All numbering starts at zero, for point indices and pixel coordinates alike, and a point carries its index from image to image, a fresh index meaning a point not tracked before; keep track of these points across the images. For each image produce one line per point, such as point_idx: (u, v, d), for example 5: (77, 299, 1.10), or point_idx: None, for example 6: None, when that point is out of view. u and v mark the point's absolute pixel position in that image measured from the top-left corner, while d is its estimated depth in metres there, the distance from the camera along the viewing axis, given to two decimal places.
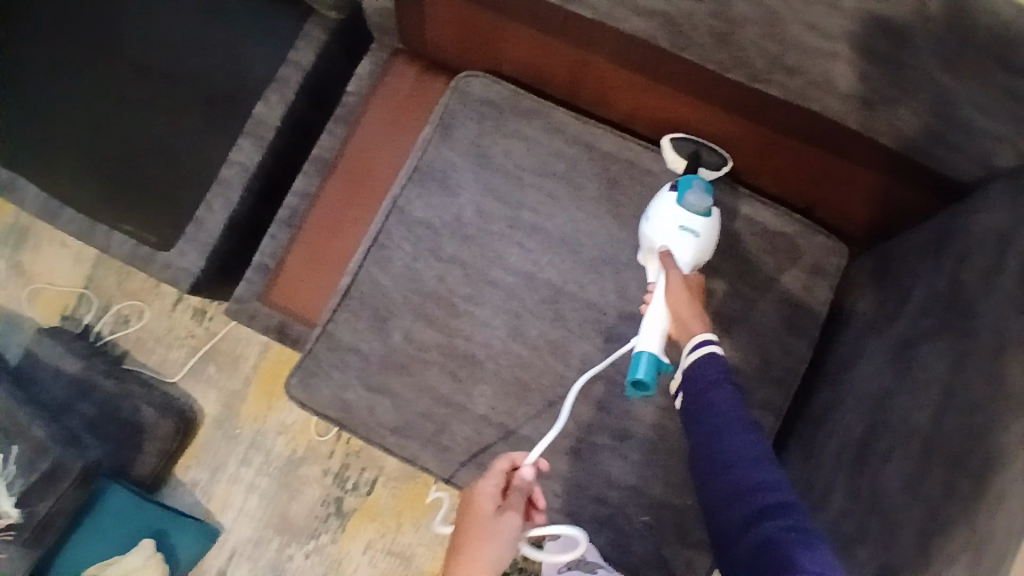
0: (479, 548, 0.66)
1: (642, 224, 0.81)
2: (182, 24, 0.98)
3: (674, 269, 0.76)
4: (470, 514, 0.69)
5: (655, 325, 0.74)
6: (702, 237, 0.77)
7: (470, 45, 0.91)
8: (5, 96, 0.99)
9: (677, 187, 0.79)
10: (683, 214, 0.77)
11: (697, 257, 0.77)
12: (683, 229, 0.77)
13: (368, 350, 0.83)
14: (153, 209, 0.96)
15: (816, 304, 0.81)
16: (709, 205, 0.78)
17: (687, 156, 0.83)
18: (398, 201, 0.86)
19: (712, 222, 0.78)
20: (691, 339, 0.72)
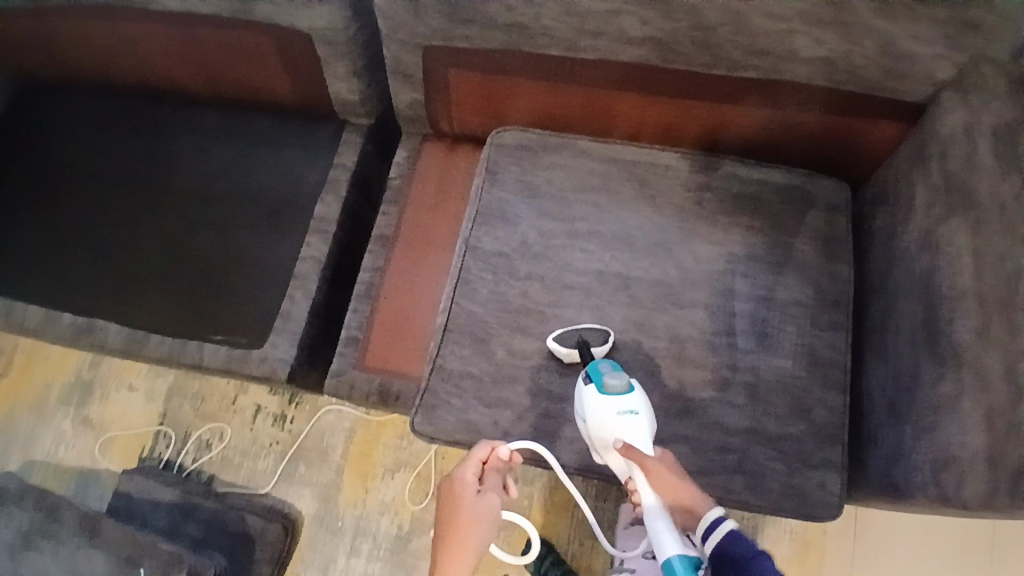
0: (468, 532, 0.79)
1: (585, 426, 0.83)
2: (236, 160, 1.17)
3: (648, 458, 0.79)
4: (456, 501, 0.81)
5: (663, 525, 0.77)
6: (641, 414, 0.81)
7: (492, 111, 1.09)
8: (90, 254, 1.13)
9: (592, 379, 0.84)
10: (615, 401, 0.81)
11: (649, 432, 0.81)
12: (625, 417, 0.81)
13: (478, 371, 0.91)
14: (240, 315, 1.07)
15: (841, 233, 0.95)
16: (628, 380, 0.83)
17: (575, 345, 0.90)
18: (469, 241, 0.98)
19: (640, 395, 0.83)
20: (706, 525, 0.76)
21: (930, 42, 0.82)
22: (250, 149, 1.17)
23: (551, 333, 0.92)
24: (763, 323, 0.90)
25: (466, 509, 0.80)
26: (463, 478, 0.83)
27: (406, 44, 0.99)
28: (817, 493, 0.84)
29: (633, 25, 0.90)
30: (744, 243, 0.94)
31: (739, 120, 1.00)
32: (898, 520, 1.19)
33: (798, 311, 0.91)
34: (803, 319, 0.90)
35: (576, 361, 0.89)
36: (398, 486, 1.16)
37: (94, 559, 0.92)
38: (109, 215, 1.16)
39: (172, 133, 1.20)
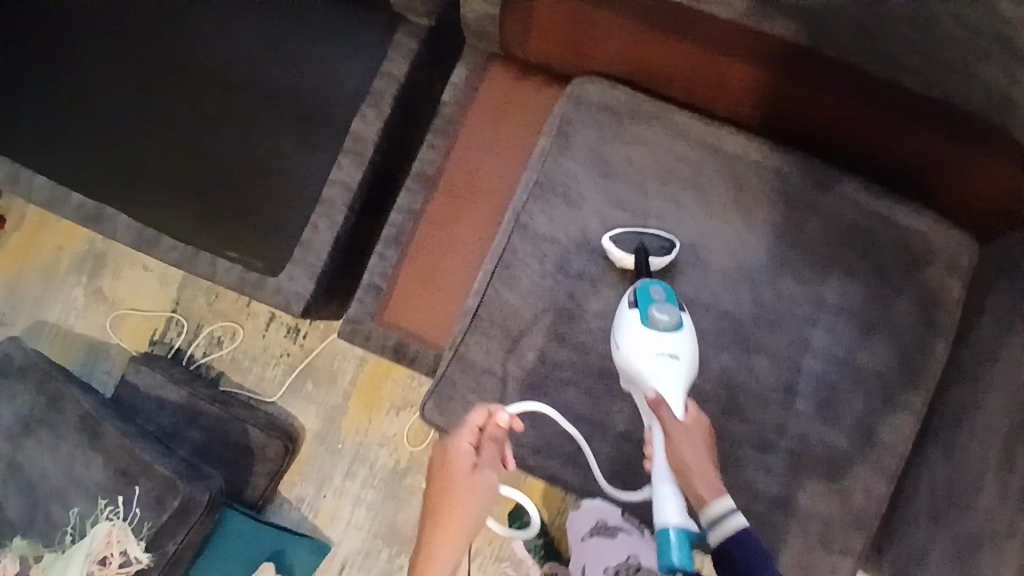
0: (460, 510, 0.70)
1: (619, 359, 0.76)
2: (268, 42, 1.00)
3: (671, 420, 0.70)
4: (450, 475, 0.71)
5: (671, 493, 0.68)
6: (682, 358, 0.74)
7: (577, 50, 0.88)
8: (95, 130, 1.00)
9: (638, 306, 0.76)
10: (658, 340, 0.74)
11: (686, 378, 0.74)
12: (664, 360, 0.73)
13: (502, 371, 0.83)
14: (257, 235, 0.97)
15: (951, 300, 0.81)
16: (676, 316, 0.75)
17: (634, 251, 0.81)
18: (520, 217, 0.85)
19: (686, 335, 0.75)
20: (709, 515, 0.66)
21: None
22: (285, 37, 1.00)
23: (609, 231, 0.82)
24: (830, 388, 0.80)
25: (462, 486, 0.70)
26: (457, 448, 0.71)
27: None
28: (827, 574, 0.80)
29: None
30: (837, 290, 0.81)
31: (877, 135, 0.79)
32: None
33: (872, 382, 0.80)
34: (874, 394, 0.80)
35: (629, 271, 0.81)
36: (404, 424, 1.14)
37: (92, 465, 0.93)
38: (120, 88, 1.01)
39: None
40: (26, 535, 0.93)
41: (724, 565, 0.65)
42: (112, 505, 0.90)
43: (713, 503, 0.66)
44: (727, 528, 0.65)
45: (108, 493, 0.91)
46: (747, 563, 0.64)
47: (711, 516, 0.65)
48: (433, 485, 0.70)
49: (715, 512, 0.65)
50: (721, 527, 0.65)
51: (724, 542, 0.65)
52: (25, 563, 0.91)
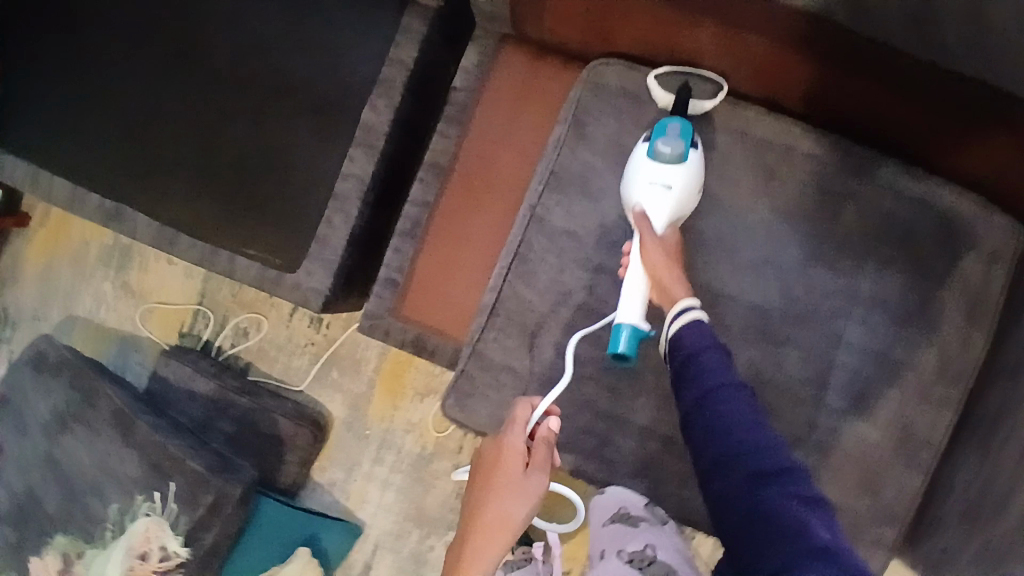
0: (505, 508, 0.74)
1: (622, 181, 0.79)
2: (275, 29, 0.97)
3: (650, 234, 0.75)
4: (498, 475, 0.75)
5: (633, 295, 0.76)
6: (676, 188, 0.75)
7: (594, 32, 0.84)
8: (109, 126, 1.00)
9: (649, 137, 0.77)
10: (656, 167, 0.75)
11: (676, 207, 0.76)
12: (656, 186, 0.75)
13: (522, 367, 0.82)
14: (274, 231, 0.96)
15: (994, 291, 0.75)
16: (682, 150, 0.75)
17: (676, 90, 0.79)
18: (536, 209, 0.82)
19: (687, 168, 0.75)
20: (675, 309, 0.74)
21: None
22: (292, 23, 0.97)
23: (653, 70, 0.80)
24: (863, 382, 0.77)
25: (511, 482, 0.75)
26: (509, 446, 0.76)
27: None
28: None
29: None
30: (872, 279, 0.76)
31: (916, 117, 0.73)
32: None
33: (908, 376, 0.76)
34: (911, 387, 0.76)
35: (668, 110, 0.79)
36: (428, 411, 1.15)
37: (127, 460, 0.96)
38: (132, 84, 1.00)
39: None
40: (67, 531, 0.97)
41: (678, 351, 0.74)
42: (149, 501, 0.93)
43: (679, 300, 0.74)
44: (685, 323, 0.73)
45: (144, 488, 0.94)
46: (694, 351, 0.72)
47: (675, 308, 0.74)
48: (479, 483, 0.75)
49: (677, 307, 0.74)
50: (680, 317, 0.73)
51: (680, 333, 0.73)
52: (68, 557, 0.97)
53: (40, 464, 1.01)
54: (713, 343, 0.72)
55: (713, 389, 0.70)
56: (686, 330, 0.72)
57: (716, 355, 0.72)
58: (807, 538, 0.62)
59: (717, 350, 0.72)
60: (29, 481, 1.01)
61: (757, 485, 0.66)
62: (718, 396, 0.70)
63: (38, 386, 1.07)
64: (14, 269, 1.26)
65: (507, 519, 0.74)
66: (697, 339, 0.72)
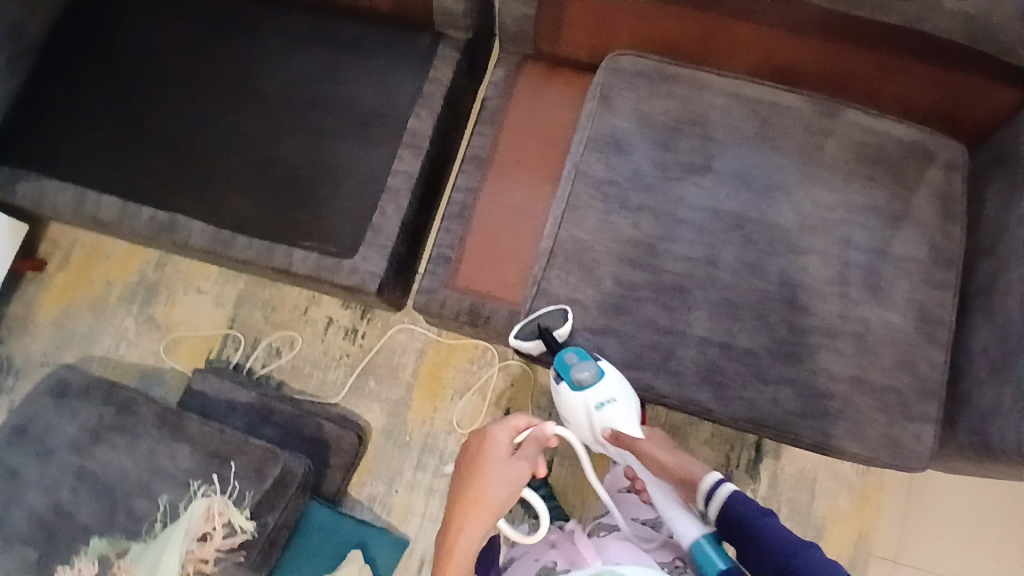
0: (485, 486, 0.80)
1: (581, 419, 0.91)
2: (321, 63, 1.13)
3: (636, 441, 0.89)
4: (484, 458, 0.82)
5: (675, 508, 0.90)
6: (618, 399, 0.86)
7: (602, 38, 1.04)
8: (167, 150, 1.10)
9: (563, 378, 0.88)
10: (591, 397, 0.87)
11: (628, 409, 0.87)
12: (605, 406, 0.87)
13: (585, 299, 0.90)
14: (329, 225, 1.05)
15: (958, 193, 0.94)
16: (595, 367, 0.87)
17: (538, 335, 0.89)
18: (578, 166, 0.96)
19: (609, 377, 0.87)
20: (704, 495, 0.87)
21: None
22: (336, 57, 1.13)
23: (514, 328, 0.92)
24: (877, 275, 0.90)
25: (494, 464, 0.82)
26: (498, 437, 0.84)
27: None
28: (912, 442, 0.86)
29: None
30: (863, 193, 0.93)
31: (866, 67, 0.95)
32: (967, 481, 1.17)
33: (912, 265, 0.91)
34: (917, 275, 0.90)
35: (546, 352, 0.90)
36: (467, 409, 1.16)
37: (178, 454, 0.93)
38: (190, 116, 1.11)
39: (254, 30, 1.15)
40: (104, 535, 0.90)
41: (729, 523, 0.85)
42: (207, 484, 0.90)
43: (703, 482, 0.88)
44: (720, 497, 0.86)
45: (201, 474, 0.91)
46: (750, 514, 0.84)
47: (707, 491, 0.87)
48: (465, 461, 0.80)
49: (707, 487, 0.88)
50: (715, 497, 0.86)
51: (724, 506, 0.85)
52: (106, 561, 0.87)
53: (70, 480, 0.94)
54: (763, 508, 0.84)
55: (786, 545, 0.80)
56: (729, 501, 0.85)
57: (770, 518, 0.83)
58: None
59: (769, 512, 0.84)
60: (55, 496, 0.94)
61: None
62: (794, 552, 0.80)
63: (63, 410, 0.99)
64: (26, 318, 1.24)
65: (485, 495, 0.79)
66: (742, 508, 0.85)
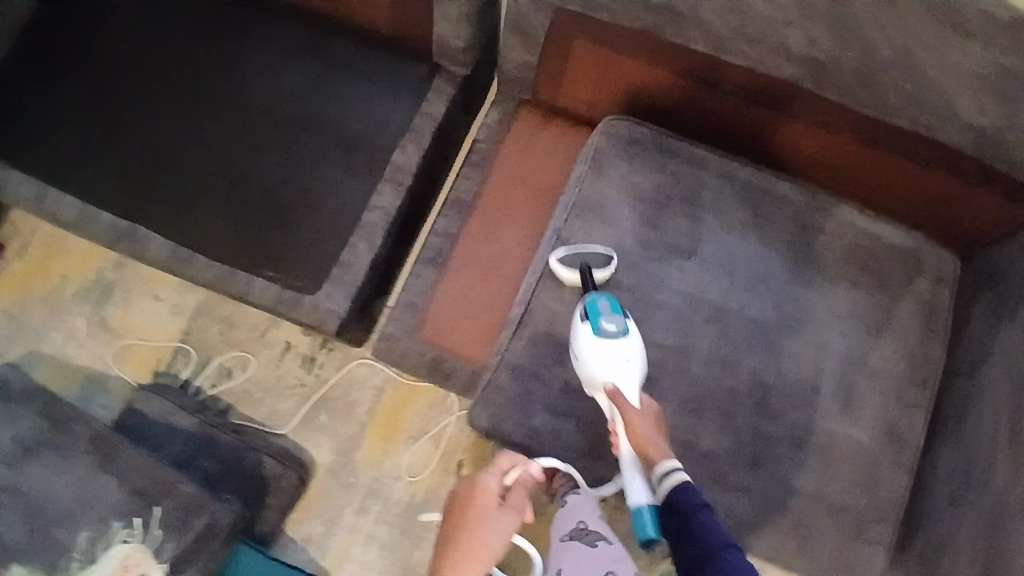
0: (478, 538, 0.79)
1: (578, 364, 0.83)
2: (308, 78, 1.05)
3: (627, 404, 0.79)
4: (474, 510, 0.81)
5: (634, 475, 0.78)
6: (631, 359, 0.81)
7: (604, 95, 1.00)
8: (132, 151, 1.02)
9: (589, 317, 0.83)
10: (607, 343, 0.81)
11: (637, 376, 0.82)
12: (616, 358, 0.81)
13: (549, 376, 0.86)
14: (294, 256, 0.98)
15: (943, 309, 0.91)
16: (623, 324, 0.83)
17: (578, 268, 0.88)
18: (561, 233, 0.92)
19: (632, 338, 0.83)
20: (658, 475, 0.75)
21: None
22: (325, 74, 1.05)
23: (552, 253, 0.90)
24: (850, 385, 0.87)
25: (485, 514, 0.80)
26: (486, 486, 0.82)
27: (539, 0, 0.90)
28: (864, 565, 0.83)
29: (798, 40, 0.83)
30: (847, 297, 0.90)
31: (871, 165, 0.91)
32: None
33: (887, 381, 0.88)
34: (890, 391, 0.87)
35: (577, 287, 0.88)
36: (419, 454, 1.12)
37: (105, 486, 0.88)
38: (162, 117, 1.04)
39: (244, 35, 1.08)
40: (24, 564, 0.83)
41: (671, 510, 0.73)
42: (128, 528, 0.85)
43: (661, 463, 0.75)
44: (673, 482, 0.74)
45: (123, 515, 0.86)
46: (688, 506, 0.72)
47: (661, 470, 0.75)
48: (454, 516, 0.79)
49: (663, 469, 0.75)
50: (667, 480, 0.74)
51: (672, 491, 0.73)
52: None
53: None
54: (705, 502, 0.73)
55: (710, 543, 0.69)
56: (676, 489, 0.73)
57: (710, 512, 0.72)
58: None
59: (708, 507, 0.73)
60: None
61: None
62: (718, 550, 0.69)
63: None
64: None
65: (478, 549, 0.78)
66: (689, 501, 0.72)
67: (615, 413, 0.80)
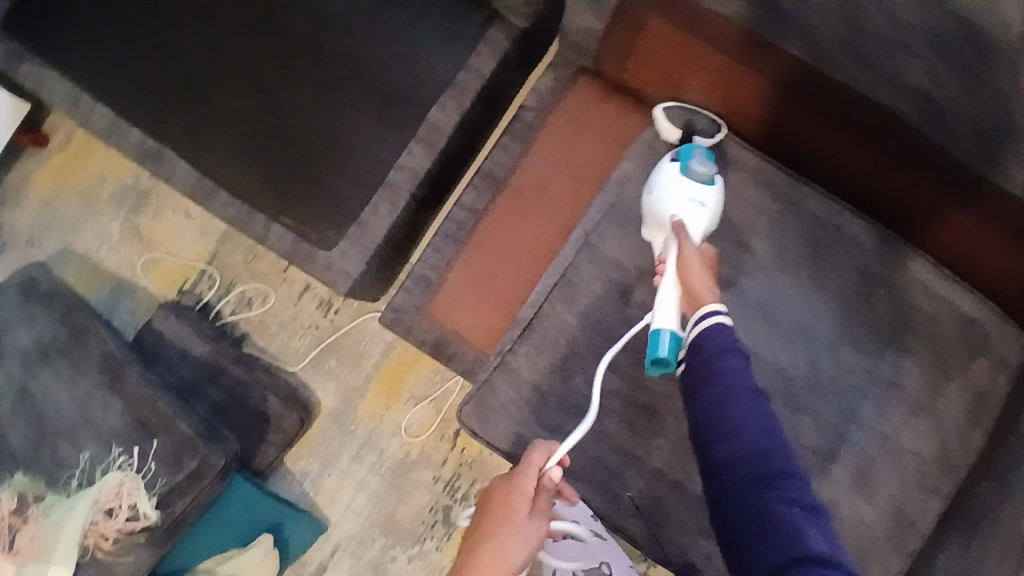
0: (504, 548, 0.73)
1: (647, 198, 0.81)
2: (356, 13, 0.96)
3: (687, 240, 0.76)
4: (503, 515, 0.74)
5: (670, 301, 0.74)
6: (708, 205, 0.79)
7: (671, 81, 0.87)
8: (165, 66, 0.97)
9: (679, 158, 0.81)
10: (689, 183, 0.79)
11: (707, 225, 0.79)
12: (693, 203, 0.79)
13: (548, 390, 0.82)
14: (313, 207, 0.94)
15: (998, 396, 0.81)
16: (713, 172, 0.80)
17: (680, 126, 0.86)
18: (590, 237, 0.85)
19: (716, 190, 0.80)
20: (700, 311, 0.70)
21: None
22: (376, 11, 0.96)
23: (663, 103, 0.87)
24: (870, 460, 0.80)
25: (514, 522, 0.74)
26: (517, 490, 0.75)
27: None
28: None
29: (915, 72, 0.69)
30: (893, 364, 0.81)
31: (959, 227, 0.78)
32: None
33: (912, 464, 0.80)
34: (913, 475, 0.80)
35: (673, 141, 0.86)
36: (419, 417, 1.13)
37: (110, 408, 0.91)
38: (198, 32, 0.97)
39: None
40: (29, 471, 0.90)
41: (698, 351, 0.69)
42: (125, 456, 0.88)
43: (706, 303, 0.70)
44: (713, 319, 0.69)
45: (123, 441, 0.89)
46: (715, 351, 0.68)
47: (699, 309, 0.70)
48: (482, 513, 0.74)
49: (703, 308, 0.70)
50: (707, 315, 0.69)
51: (704, 331, 0.69)
52: (23, 500, 0.88)
53: (11, 395, 0.93)
54: (733, 346, 0.67)
55: (727, 388, 0.66)
56: (714, 327, 0.68)
57: (735, 356, 0.67)
58: (772, 490, 0.62)
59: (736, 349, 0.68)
60: None
61: (759, 496, 0.62)
62: (731, 398, 0.65)
63: (24, 314, 0.97)
64: (18, 189, 1.19)
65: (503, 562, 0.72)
66: (720, 342, 0.68)
67: (672, 249, 0.77)
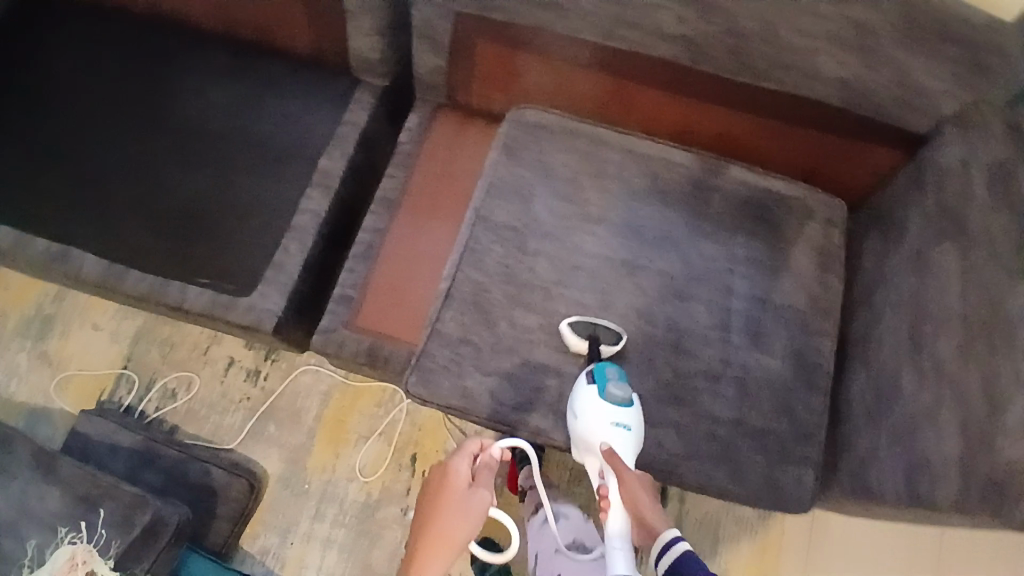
0: (447, 521, 0.83)
1: (573, 425, 0.83)
2: (238, 100, 1.12)
3: (625, 467, 0.80)
4: (447, 492, 0.86)
5: (622, 545, 0.78)
6: (632, 427, 0.82)
7: (509, 88, 1.08)
8: (67, 179, 1.06)
9: (596, 381, 0.84)
10: (612, 410, 0.82)
11: (635, 443, 0.83)
12: (619, 427, 0.82)
13: (478, 340, 0.91)
14: (230, 261, 1.03)
15: (835, 246, 0.99)
16: (629, 390, 0.84)
17: (587, 337, 0.90)
18: (480, 212, 0.97)
19: (634, 408, 0.83)
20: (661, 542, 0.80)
21: (939, 75, 0.86)
22: (256, 94, 1.12)
23: (565, 318, 0.92)
24: (756, 322, 0.94)
25: (458, 497, 0.85)
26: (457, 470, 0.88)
27: (439, 6, 0.97)
28: (792, 486, 0.88)
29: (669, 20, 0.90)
30: (745, 245, 0.98)
31: (751, 130, 1.02)
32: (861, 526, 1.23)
33: (790, 315, 0.95)
34: (796, 324, 0.95)
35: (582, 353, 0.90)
36: (371, 454, 1.13)
37: (48, 497, 0.91)
38: (97, 146, 1.09)
39: (174, 65, 1.14)
40: None
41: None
42: (74, 531, 0.89)
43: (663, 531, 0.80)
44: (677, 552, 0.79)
45: (68, 520, 0.89)
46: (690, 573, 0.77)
47: (664, 542, 0.79)
48: (428, 498, 0.86)
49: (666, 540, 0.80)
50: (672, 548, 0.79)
51: (673, 563, 0.78)
52: None
53: None
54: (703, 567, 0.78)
55: None
56: (682, 557, 0.78)
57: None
58: None
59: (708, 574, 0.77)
60: None
61: None
62: None
63: None
64: None
65: (448, 534, 0.82)
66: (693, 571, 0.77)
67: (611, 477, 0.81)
